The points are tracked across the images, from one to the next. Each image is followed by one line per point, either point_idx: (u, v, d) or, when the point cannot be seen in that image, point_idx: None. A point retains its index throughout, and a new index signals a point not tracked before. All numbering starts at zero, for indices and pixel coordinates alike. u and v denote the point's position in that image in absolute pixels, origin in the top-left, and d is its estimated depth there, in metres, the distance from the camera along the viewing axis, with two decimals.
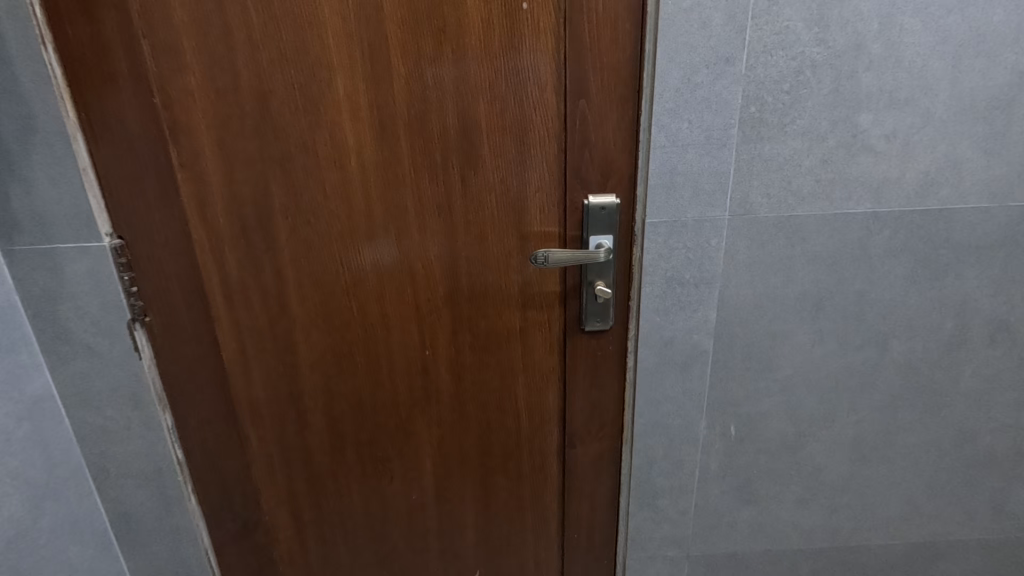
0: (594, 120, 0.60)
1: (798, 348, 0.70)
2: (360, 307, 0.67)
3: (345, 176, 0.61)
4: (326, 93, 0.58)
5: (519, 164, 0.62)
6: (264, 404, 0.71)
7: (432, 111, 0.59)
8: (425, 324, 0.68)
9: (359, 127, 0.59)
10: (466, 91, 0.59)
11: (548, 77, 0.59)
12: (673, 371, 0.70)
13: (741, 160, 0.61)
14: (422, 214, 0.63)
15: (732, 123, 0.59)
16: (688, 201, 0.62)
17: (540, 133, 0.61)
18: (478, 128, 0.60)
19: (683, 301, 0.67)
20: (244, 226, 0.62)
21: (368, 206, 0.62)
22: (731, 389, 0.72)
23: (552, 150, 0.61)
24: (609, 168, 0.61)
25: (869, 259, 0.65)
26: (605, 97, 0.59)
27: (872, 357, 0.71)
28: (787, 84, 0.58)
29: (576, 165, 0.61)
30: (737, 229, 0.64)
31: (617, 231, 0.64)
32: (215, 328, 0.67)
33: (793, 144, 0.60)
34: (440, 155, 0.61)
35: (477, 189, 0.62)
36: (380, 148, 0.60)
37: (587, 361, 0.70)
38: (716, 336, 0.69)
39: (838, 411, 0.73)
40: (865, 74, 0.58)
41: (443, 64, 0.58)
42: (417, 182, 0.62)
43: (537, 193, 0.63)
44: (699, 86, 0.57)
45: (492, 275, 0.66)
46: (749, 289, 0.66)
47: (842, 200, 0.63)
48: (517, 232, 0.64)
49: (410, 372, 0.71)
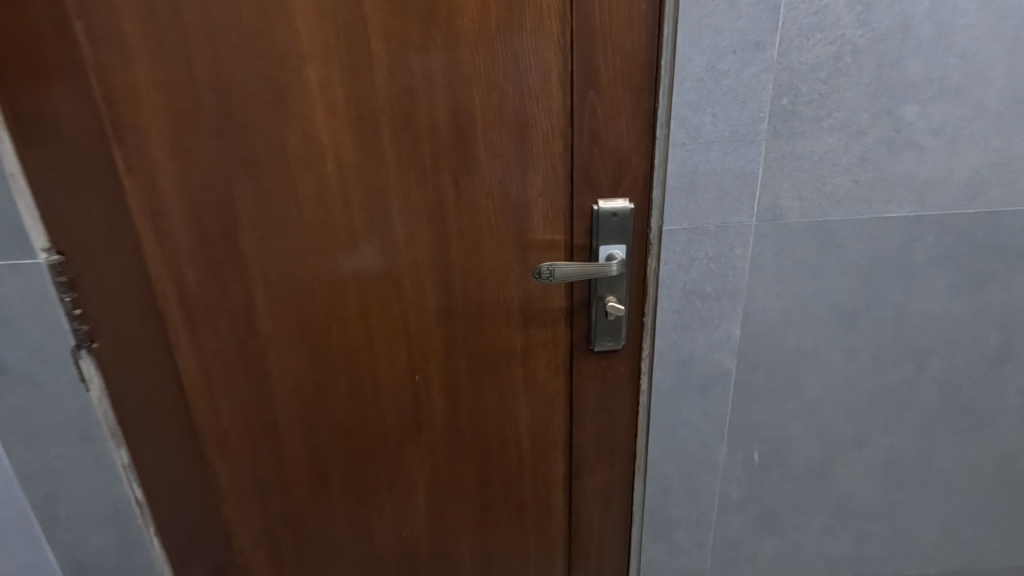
0: (606, 115, 0.52)
1: (830, 367, 0.63)
2: (340, 327, 0.59)
3: (320, 181, 0.53)
4: (296, 85, 0.50)
5: (520, 165, 0.54)
6: (234, 436, 0.63)
7: (419, 104, 0.51)
8: (415, 345, 0.61)
9: (335, 125, 0.51)
10: (458, 81, 0.51)
11: (553, 66, 0.51)
12: (692, 393, 0.63)
13: (771, 158, 0.54)
14: (409, 222, 0.55)
15: (762, 117, 0.52)
16: (711, 205, 0.55)
17: (544, 129, 0.53)
18: (473, 126, 0.52)
19: (704, 316, 0.60)
20: (204, 237, 0.54)
21: (348, 215, 0.55)
22: (754, 412, 0.65)
23: (556, 149, 0.54)
24: (622, 169, 0.54)
25: (909, 268, 0.59)
26: (618, 88, 0.52)
27: (908, 374, 0.64)
28: (825, 71, 0.51)
29: (584, 166, 0.54)
30: (765, 237, 0.57)
31: (630, 240, 0.56)
32: (175, 353, 0.59)
33: (830, 140, 0.53)
34: (429, 156, 0.53)
35: (472, 195, 0.55)
36: (360, 149, 0.52)
37: (596, 383, 0.63)
38: (739, 354, 0.62)
39: (870, 433, 0.67)
40: (912, 60, 0.51)
41: (432, 50, 0.50)
42: (403, 185, 0.54)
43: (540, 198, 0.55)
44: (725, 75, 0.50)
45: (489, 290, 0.59)
46: (777, 302, 0.60)
47: (882, 203, 0.56)
48: (518, 242, 0.57)
49: (399, 398, 0.63)
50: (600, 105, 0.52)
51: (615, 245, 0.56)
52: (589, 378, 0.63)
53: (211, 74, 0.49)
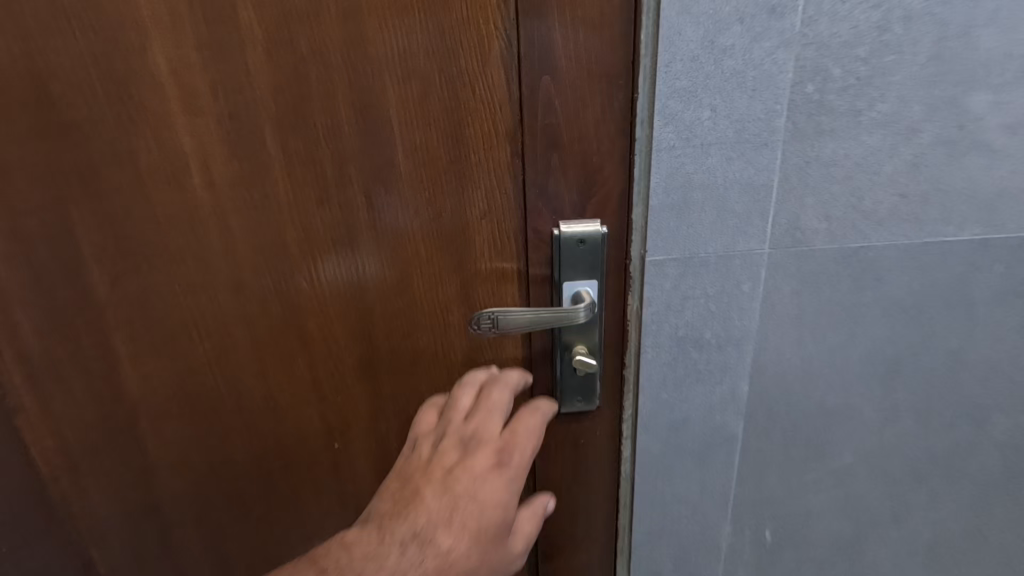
0: (568, 108, 0.39)
1: (862, 428, 0.50)
2: (232, 385, 0.46)
3: (187, 201, 0.40)
4: (136, 70, 0.37)
5: (454, 177, 0.41)
6: (108, 518, 0.50)
7: (312, 96, 0.38)
8: (331, 406, 0.48)
9: (197, 126, 0.38)
10: (364, 64, 0.37)
11: (493, 41, 0.37)
12: (687, 462, 0.50)
13: (791, 166, 0.40)
14: (310, 252, 0.42)
15: (778, 110, 0.38)
16: (710, 228, 0.41)
17: (484, 128, 0.39)
18: (388, 126, 0.39)
19: (701, 369, 0.46)
20: (39, 275, 0.41)
21: (228, 245, 0.42)
22: (766, 483, 0.51)
23: (503, 156, 0.40)
24: (592, 180, 0.40)
25: (969, 306, 0.45)
26: (584, 70, 0.38)
27: (962, 436, 0.51)
28: (866, 46, 0.37)
29: (541, 177, 0.40)
30: (781, 268, 0.43)
31: (603, 275, 0.43)
32: (19, 419, 0.46)
33: (870, 141, 0.39)
34: (331, 167, 0.40)
35: (394, 218, 0.42)
36: (235, 159, 0.39)
37: (566, 451, 0.50)
38: (747, 415, 0.49)
39: (913, 508, 0.53)
40: (984, 31, 0.37)
41: (324, 21, 0.36)
42: (298, 205, 0.41)
43: (484, 219, 0.42)
44: (728, 53, 0.37)
45: (423, 337, 0.45)
46: (796, 350, 0.46)
47: (936, 222, 0.42)
48: (457, 276, 0.44)
49: (315, 471, 0.50)
50: (559, 94, 0.38)
51: (584, 282, 0.43)
52: (557, 445, 0.50)
53: (17, 57, 0.36)
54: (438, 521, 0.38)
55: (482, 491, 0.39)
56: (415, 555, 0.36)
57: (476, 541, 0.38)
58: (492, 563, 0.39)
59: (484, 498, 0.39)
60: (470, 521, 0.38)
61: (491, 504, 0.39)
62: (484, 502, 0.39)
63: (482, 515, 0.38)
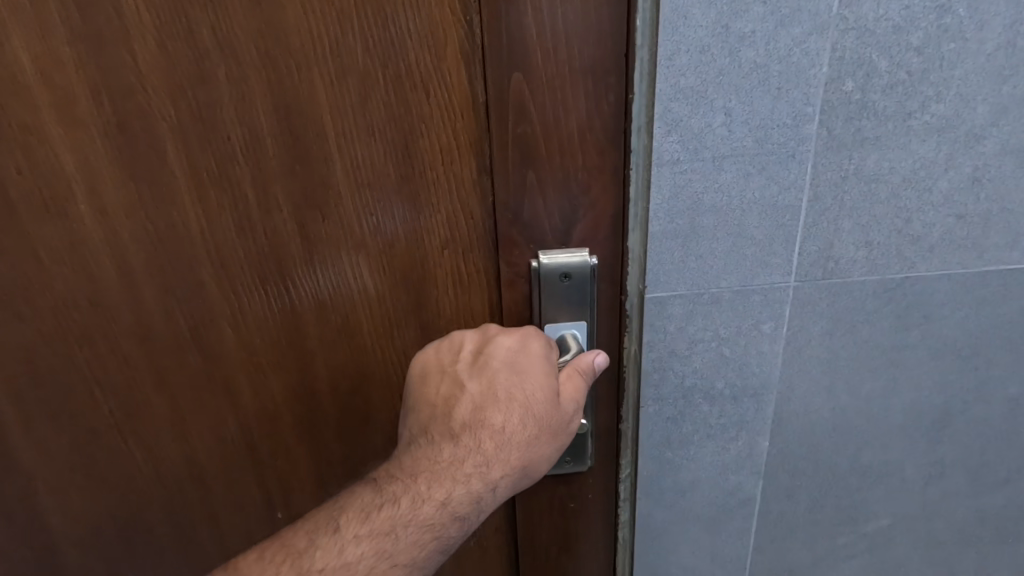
0: (546, 115, 0.30)
1: (902, 487, 0.42)
2: (154, 440, 0.39)
3: (80, 229, 0.34)
4: (4, 70, 0.30)
5: (405, 199, 0.33)
6: None
7: (221, 102, 0.31)
8: (271, 464, 0.41)
9: (85, 141, 0.32)
10: (286, 60, 0.30)
11: (450, 29, 0.30)
12: (696, 530, 0.42)
13: (823, 182, 0.32)
14: (233, 289, 0.35)
15: (808, 114, 0.31)
16: (723, 259, 0.34)
17: (441, 139, 0.32)
18: (321, 138, 0.31)
19: (713, 425, 0.38)
20: None
21: (131, 282, 0.35)
22: (788, 551, 0.44)
23: (467, 174, 0.32)
24: (579, 203, 0.32)
25: None
26: (567, 64, 0.30)
27: (1020, 495, 0.43)
28: (921, 32, 0.29)
29: (515, 200, 0.32)
30: (809, 305, 0.35)
31: (594, 317, 0.34)
32: None
33: (922, 150, 0.32)
34: (252, 189, 0.32)
35: (332, 250, 0.34)
36: (134, 179, 0.32)
37: (554, 522, 0.41)
38: (767, 475, 0.41)
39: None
40: None
41: (232, 7, 0.29)
42: (214, 234, 0.34)
43: (445, 251, 0.34)
44: (747, 41, 0.29)
45: (376, 388, 0.38)
46: (825, 400, 0.38)
47: (999, 248, 0.35)
48: (414, 319, 0.36)
49: (255, 537, 0.43)
50: (535, 94, 0.30)
51: (568, 326, 0.34)
52: (543, 514, 0.41)
53: None
54: (478, 395, 0.31)
55: (515, 345, 0.32)
56: (469, 449, 0.31)
57: (526, 405, 0.31)
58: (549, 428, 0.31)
59: (483, 395, 0.31)
60: (513, 392, 0.31)
61: (527, 362, 0.32)
62: (488, 397, 0.31)
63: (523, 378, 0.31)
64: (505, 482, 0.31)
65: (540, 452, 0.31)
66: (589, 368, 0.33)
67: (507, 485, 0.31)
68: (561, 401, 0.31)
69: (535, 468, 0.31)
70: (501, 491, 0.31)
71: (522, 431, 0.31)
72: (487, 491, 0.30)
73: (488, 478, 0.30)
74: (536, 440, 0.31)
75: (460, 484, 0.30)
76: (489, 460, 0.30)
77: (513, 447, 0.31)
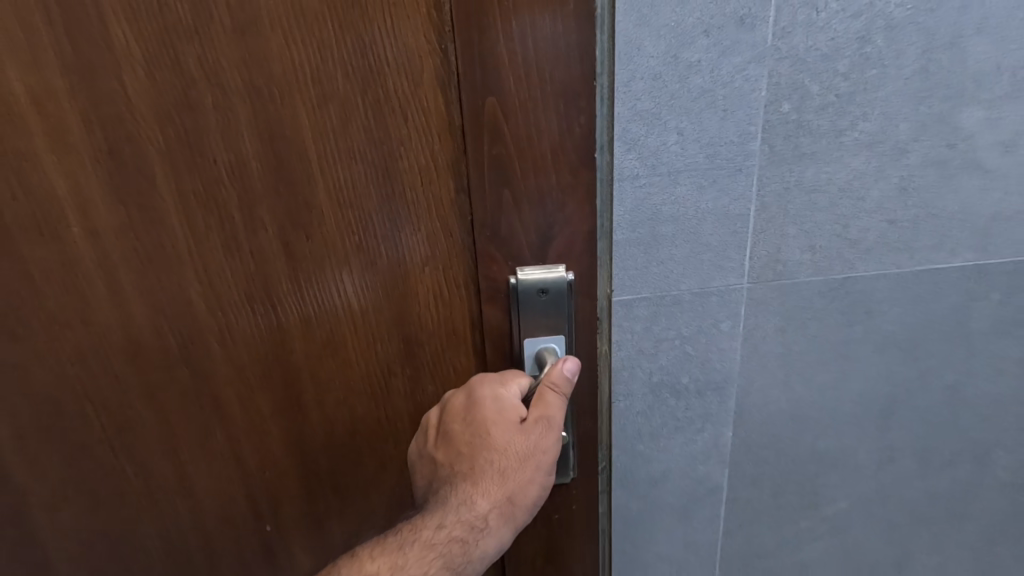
0: (519, 138, 0.33)
1: (856, 472, 0.45)
2: (147, 453, 0.41)
3: (75, 250, 0.36)
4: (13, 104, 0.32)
5: (387, 218, 0.35)
6: None
7: (212, 130, 0.33)
8: (261, 476, 0.42)
9: (84, 168, 0.34)
10: (272, 91, 0.32)
11: (427, 64, 0.33)
12: (669, 519, 0.45)
13: (768, 192, 0.36)
14: (223, 306, 0.37)
15: (751, 133, 0.34)
16: (682, 264, 0.37)
17: (419, 162, 0.34)
18: (307, 164, 0.34)
19: (681, 418, 0.41)
20: None
21: (121, 300, 0.37)
22: (756, 536, 0.47)
23: (445, 194, 0.35)
24: (554, 219, 0.35)
25: (966, 337, 0.41)
26: (535, 95, 0.33)
27: (965, 477, 0.46)
28: (846, 59, 0.33)
29: (492, 217, 0.35)
30: (762, 304, 0.39)
31: (573, 330, 0.37)
32: None
33: (854, 163, 0.35)
34: (243, 212, 0.35)
35: (318, 268, 0.36)
36: (129, 203, 0.35)
37: (538, 534, 0.43)
38: (733, 465, 0.44)
39: (915, 556, 0.49)
40: (975, 40, 0.33)
41: (221, 45, 0.31)
42: (205, 253, 0.36)
43: (426, 267, 0.37)
44: (695, 69, 0.33)
45: (364, 397, 0.40)
46: (782, 392, 0.42)
47: (929, 249, 0.38)
48: (397, 331, 0.38)
49: (246, 543, 0.45)
50: (507, 121, 0.33)
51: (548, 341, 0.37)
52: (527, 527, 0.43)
53: None
54: (457, 439, 0.35)
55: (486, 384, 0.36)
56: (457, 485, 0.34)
57: (496, 436, 0.34)
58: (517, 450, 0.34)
59: (462, 433, 0.35)
60: (487, 424, 0.35)
61: (489, 399, 0.35)
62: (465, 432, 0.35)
63: (489, 410, 0.35)
64: (491, 507, 0.33)
65: (517, 474, 0.34)
66: (559, 381, 0.35)
67: (498, 514, 0.34)
68: (528, 424, 0.34)
69: (518, 491, 0.34)
70: (494, 522, 0.33)
71: (498, 462, 0.34)
72: (479, 523, 0.33)
73: (476, 510, 0.33)
74: (511, 469, 0.34)
75: (452, 518, 0.33)
76: (472, 493, 0.33)
77: (491, 475, 0.34)
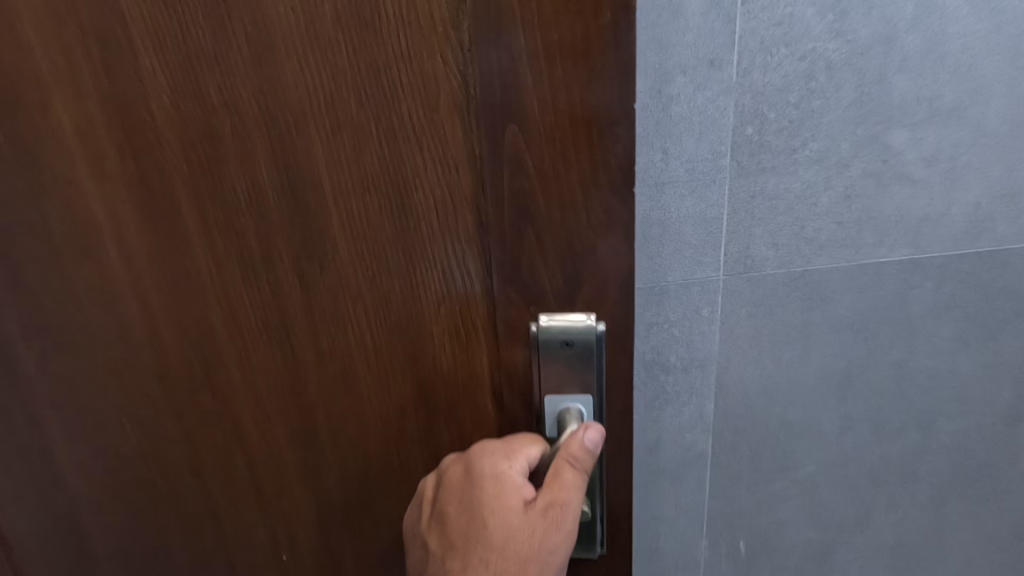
0: (541, 173, 0.33)
1: (821, 439, 0.53)
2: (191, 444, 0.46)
3: (130, 265, 0.41)
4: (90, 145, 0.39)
5: (397, 253, 0.37)
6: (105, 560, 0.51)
7: (243, 166, 0.37)
8: (284, 476, 0.46)
9: (139, 195, 0.39)
10: (296, 132, 0.36)
11: (448, 98, 0.33)
12: (661, 483, 0.52)
13: (738, 200, 0.43)
14: (251, 323, 0.41)
15: (722, 152, 0.42)
16: (668, 260, 0.44)
17: (432, 200, 0.35)
18: (320, 198, 0.37)
19: (670, 392, 0.49)
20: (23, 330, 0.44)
21: (156, 315, 0.42)
22: (737, 496, 0.54)
23: (461, 232, 0.36)
24: (582, 262, 0.35)
25: (907, 320, 0.49)
26: (562, 130, 0.32)
27: (914, 441, 0.54)
28: (795, 92, 0.41)
29: (511, 256, 0.35)
30: (736, 293, 0.46)
31: (598, 389, 0.37)
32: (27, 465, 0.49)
33: (807, 175, 0.43)
34: (263, 239, 0.39)
35: (327, 296, 0.39)
36: (174, 228, 0.40)
37: None
38: (716, 433, 0.51)
39: (874, 512, 0.56)
40: (898, 77, 0.42)
41: (252, 90, 0.35)
42: (237, 276, 0.40)
43: (440, 301, 0.38)
44: (675, 100, 0.40)
45: (377, 415, 0.42)
46: (755, 369, 0.49)
47: (872, 246, 0.46)
48: (411, 359, 0.40)
49: (274, 536, 0.49)
50: (530, 150, 0.33)
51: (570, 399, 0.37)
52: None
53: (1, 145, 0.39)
54: (454, 527, 0.35)
55: (490, 472, 0.35)
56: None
57: (495, 532, 0.34)
58: (520, 550, 0.33)
59: (461, 523, 0.35)
60: (488, 518, 0.34)
61: (489, 483, 0.35)
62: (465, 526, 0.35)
63: (488, 498, 0.35)
64: None
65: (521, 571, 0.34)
66: (575, 458, 0.35)
67: None
68: (533, 514, 0.34)
69: None
70: None
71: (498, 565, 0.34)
72: None
73: None
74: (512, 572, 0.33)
75: None
76: None
77: None
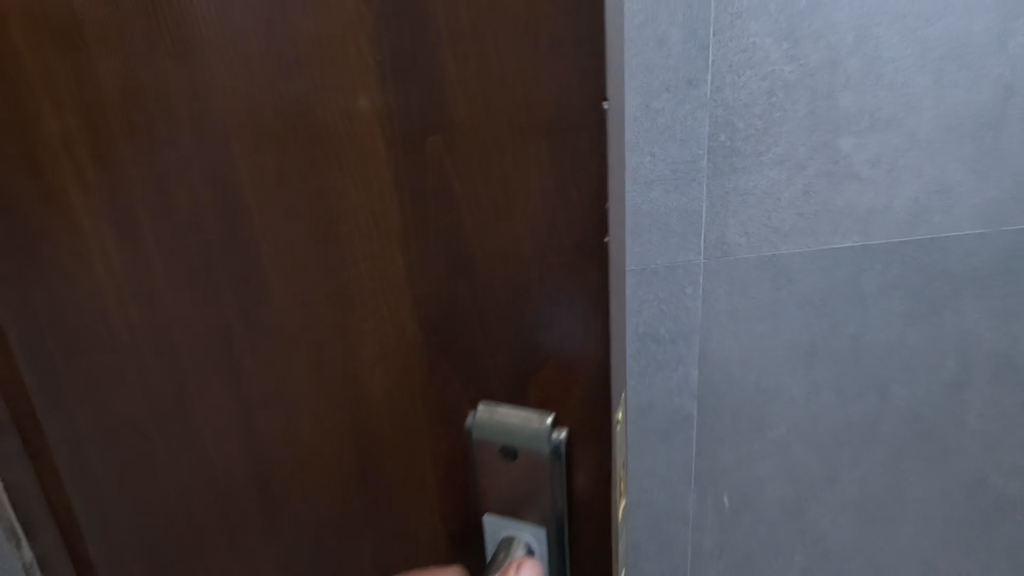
0: (481, 209, 0.23)
1: (792, 403, 0.61)
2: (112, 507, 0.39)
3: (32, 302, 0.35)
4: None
5: (320, 311, 0.29)
6: None
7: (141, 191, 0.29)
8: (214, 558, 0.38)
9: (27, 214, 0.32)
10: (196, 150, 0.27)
11: (364, 109, 0.24)
12: (654, 443, 0.60)
13: (714, 195, 0.52)
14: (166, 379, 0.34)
15: (700, 155, 0.51)
16: (658, 245, 0.53)
17: (358, 245, 0.26)
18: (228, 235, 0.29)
19: (660, 360, 0.57)
20: None
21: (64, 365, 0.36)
22: (720, 454, 0.62)
23: (391, 281, 0.26)
24: (544, 343, 0.25)
25: (862, 298, 0.58)
26: (511, 157, 0.22)
27: (872, 406, 0.62)
28: (758, 106, 0.50)
29: (450, 320, 0.26)
30: (714, 274, 0.55)
31: (554, 518, 0.27)
32: None
33: (771, 174, 0.52)
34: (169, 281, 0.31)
35: (246, 354, 0.31)
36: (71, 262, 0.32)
37: None
38: (700, 398, 0.59)
39: (841, 470, 0.64)
40: (843, 93, 0.51)
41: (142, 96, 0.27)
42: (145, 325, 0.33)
43: (375, 373, 0.29)
44: (660, 113, 0.49)
45: (313, 501, 0.34)
46: (732, 341, 0.57)
47: (828, 234, 0.55)
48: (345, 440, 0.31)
49: None
50: (467, 183, 0.23)
51: (517, 524, 0.28)
52: None
53: None
54: None
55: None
56: None
57: None
58: None
59: None
60: None
61: None
62: None
63: None
64: None
65: None
66: None
67: None
68: None
69: None
70: None
71: None
72: None
73: None
74: None
75: None
76: None
77: None
